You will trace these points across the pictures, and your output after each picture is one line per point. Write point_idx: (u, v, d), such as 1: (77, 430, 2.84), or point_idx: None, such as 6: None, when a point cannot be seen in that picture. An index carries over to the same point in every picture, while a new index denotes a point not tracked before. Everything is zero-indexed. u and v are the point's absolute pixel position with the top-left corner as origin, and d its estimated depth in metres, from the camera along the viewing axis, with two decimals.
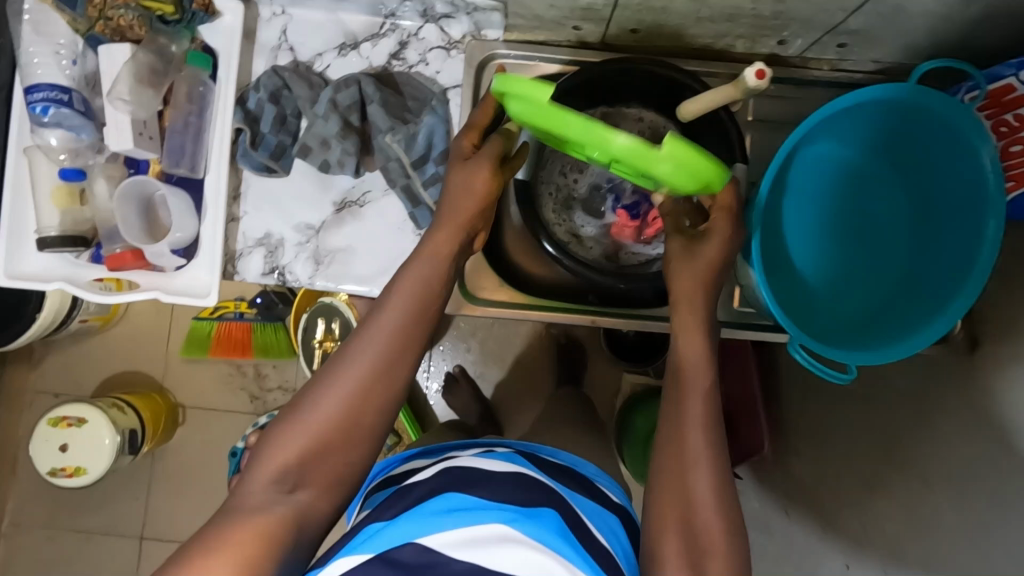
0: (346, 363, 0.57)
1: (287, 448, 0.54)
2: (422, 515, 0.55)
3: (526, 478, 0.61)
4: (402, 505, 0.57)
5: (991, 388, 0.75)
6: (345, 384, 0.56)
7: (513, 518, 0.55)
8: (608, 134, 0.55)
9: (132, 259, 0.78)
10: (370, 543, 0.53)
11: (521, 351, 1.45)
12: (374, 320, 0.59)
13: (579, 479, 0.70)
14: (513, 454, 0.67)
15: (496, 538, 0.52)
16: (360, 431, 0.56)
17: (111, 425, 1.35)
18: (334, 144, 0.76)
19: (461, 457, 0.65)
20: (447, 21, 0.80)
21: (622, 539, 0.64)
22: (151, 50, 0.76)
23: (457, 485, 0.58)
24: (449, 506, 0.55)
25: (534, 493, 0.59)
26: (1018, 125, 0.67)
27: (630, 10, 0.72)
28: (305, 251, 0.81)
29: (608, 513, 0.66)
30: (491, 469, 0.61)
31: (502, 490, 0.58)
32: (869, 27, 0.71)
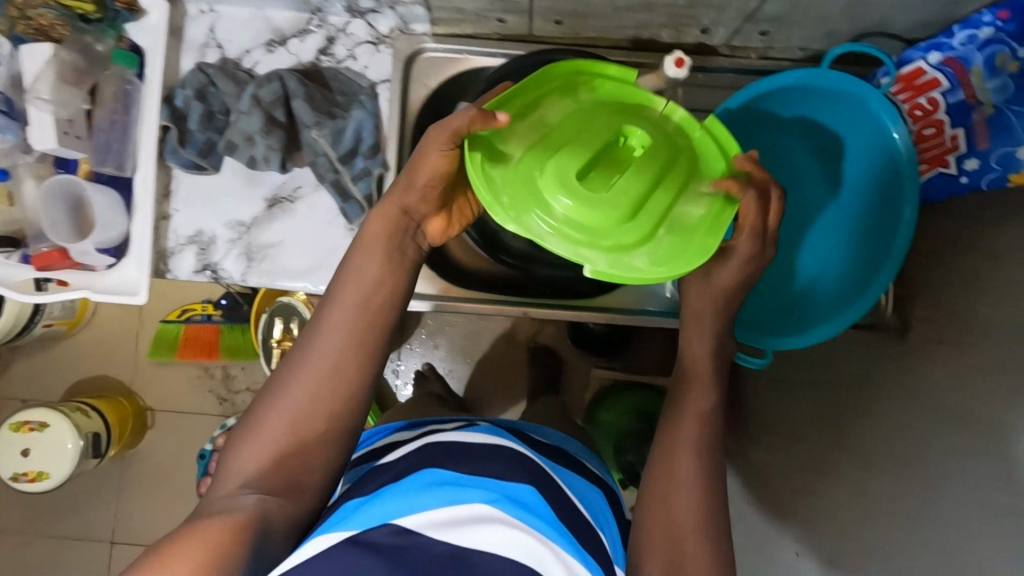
0: (319, 358, 0.55)
1: (266, 445, 0.53)
2: (406, 492, 0.53)
3: (506, 454, 0.60)
4: (385, 483, 0.56)
5: (919, 373, 0.73)
6: (316, 381, 0.55)
7: (496, 498, 0.53)
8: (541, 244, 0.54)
9: (60, 257, 0.78)
10: (352, 520, 0.51)
11: (491, 347, 1.41)
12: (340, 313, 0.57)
13: (562, 454, 0.72)
14: (497, 429, 0.67)
15: (477, 516, 0.51)
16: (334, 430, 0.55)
17: (74, 430, 1.33)
18: (258, 140, 0.76)
19: (444, 430, 0.64)
20: (374, 16, 0.80)
21: (604, 513, 0.66)
22: (75, 49, 0.77)
23: (442, 462, 0.57)
24: (433, 482, 0.54)
25: (522, 471, 0.58)
26: (932, 108, 0.68)
27: (548, 1, 0.73)
28: (237, 247, 0.81)
29: (591, 491, 0.67)
30: (476, 446, 0.60)
31: (489, 470, 0.57)
32: (785, 14, 0.71)
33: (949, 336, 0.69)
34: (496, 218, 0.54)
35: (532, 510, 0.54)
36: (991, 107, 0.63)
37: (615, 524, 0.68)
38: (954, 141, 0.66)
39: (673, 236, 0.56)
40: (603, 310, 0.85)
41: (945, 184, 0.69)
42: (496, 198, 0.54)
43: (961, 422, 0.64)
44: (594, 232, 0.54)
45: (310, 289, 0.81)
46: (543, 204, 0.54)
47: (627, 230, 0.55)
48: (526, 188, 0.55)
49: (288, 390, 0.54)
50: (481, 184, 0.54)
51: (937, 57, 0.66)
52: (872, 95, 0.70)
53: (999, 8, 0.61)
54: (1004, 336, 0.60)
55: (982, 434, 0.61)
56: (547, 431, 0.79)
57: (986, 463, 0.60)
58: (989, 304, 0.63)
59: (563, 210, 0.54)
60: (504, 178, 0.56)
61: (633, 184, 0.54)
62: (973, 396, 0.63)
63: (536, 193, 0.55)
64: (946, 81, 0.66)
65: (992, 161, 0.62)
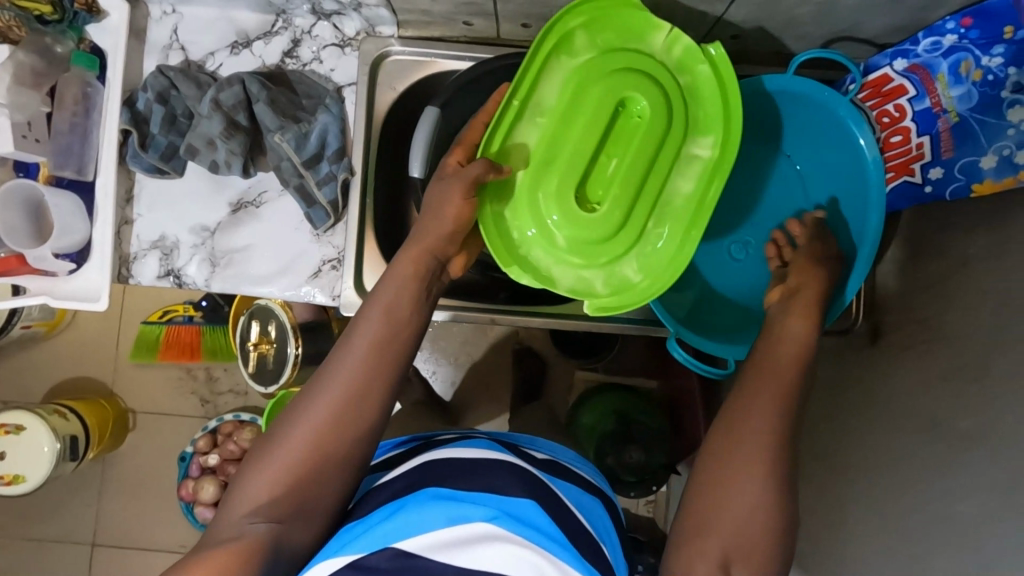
0: (325, 385, 0.54)
1: (264, 476, 0.52)
2: (409, 511, 0.52)
3: (518, 471, 0.60)
4: (392, 500, 0.55)
5: (887, 376, 0.71)
6: (323, 408, 0.53)
7: (497, 515, 0.52)
8: (551, 284, 0.68)
9: (18, 264, 0.77)
10: (358, 543, 0.50)
11: (474, 348, 1.39)
12: (351, 337, 0.57)
13: (558, 466, 0.71)
14: (493, 442, 0.66)
15: (479, 537, 0.50)
16: (329, 466, 0.53)
17: (50, 432, 1.29)
18: (219, 144, 0.75)
19: (440, 447, 0.63)
20: (339, 18, 0.79)
21: (606, 524, 0.67)
22: (33, 50, 0.75)
23: (446, 478, 0.56)
24: (435, 499, 0.53)
25: (521, 485, 0.57)
26: (899, 115, 0.66)
27: (514, 5, 0.72)
28: (201, 253, 0.80)
29: (590, 499, 0.68)
30: (478, 461, 0.59)
31: (497, 486, 0.56)
32: (753, 18, 0.70)
33: (914, 344, 0.68)
34: (507, 268, 0.67)
35: (541, 527, 0.53)
36: (955, 115, 0.63)
37: (615, 532, 0.70)
38: (920, 149, 0.66)
39: (668, 227, 0.67)
40: (572, 318, 0.82)
41: (908, 193, 0.68)
42: (508, 241, 0.68)
43: (927, 429, 0.63)
44: (591, 254, 0.68)
45: (275, 295, 0.80)
46: (546, 229, 0.68)
47: (618, 245, 0.67)
48: (530, 211, 0.68)
49: (304, 414, 0.53)
50: (494, 238, 0.67)
51: (902, 64, 0.65)
52: (831, 99, 0.68)
53: (962, 15, 0.60)
54: (971, 344, 0.60)
55: (947, 442, 0.60)
56: (542, 440, 0.78)
57: (952, 471, 0.59)
58: (958, 311, 0.62)
59: (563, 236, 0.67)
60: (513, 214, 0.68)
61: (621, 198, 0.66)
62: (938, 403, 0.63)
63: (540, 222, 0.68)
64: (912, 88, 0.65)
65: (955, 170, 0.62)
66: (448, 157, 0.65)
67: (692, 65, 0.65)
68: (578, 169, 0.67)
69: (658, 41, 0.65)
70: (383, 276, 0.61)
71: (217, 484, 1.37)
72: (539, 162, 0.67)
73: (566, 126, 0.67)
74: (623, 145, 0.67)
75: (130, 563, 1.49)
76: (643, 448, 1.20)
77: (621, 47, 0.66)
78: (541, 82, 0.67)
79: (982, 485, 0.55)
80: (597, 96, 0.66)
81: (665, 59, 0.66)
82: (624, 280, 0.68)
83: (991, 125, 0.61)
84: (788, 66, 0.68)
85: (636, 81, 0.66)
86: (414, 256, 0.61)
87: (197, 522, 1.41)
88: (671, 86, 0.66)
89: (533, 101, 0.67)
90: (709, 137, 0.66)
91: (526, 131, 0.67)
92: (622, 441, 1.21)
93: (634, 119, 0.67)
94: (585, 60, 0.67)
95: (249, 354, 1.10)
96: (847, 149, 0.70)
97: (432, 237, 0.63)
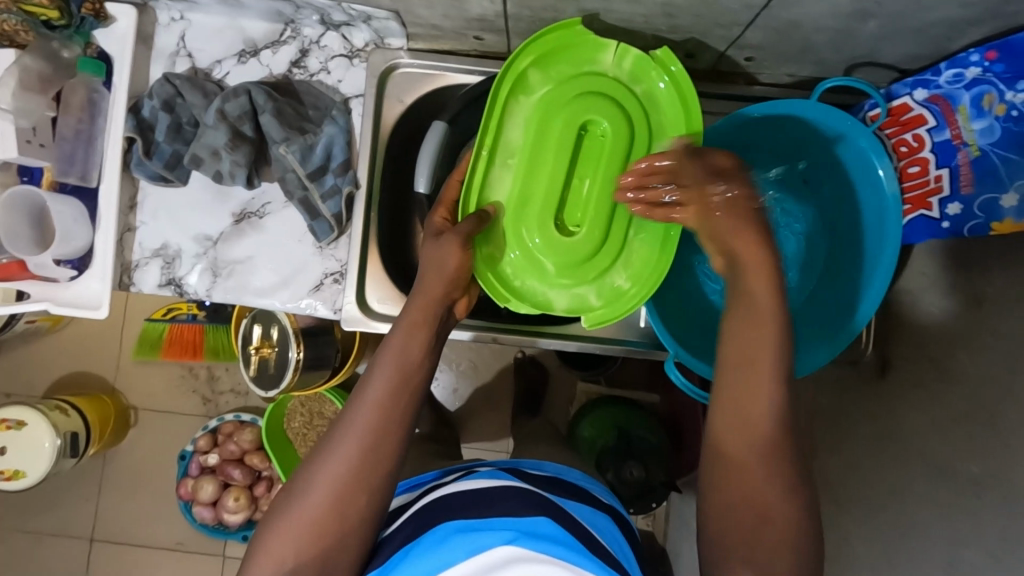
0: (336, 443, 0.56)
1: (287, 537, 0.54)
2: (433, 548, 0.54)
3: (529, 493, 0.60)
4: (407, 542, 0.57)
5: (894, 410, 0.69)
6: (336, 466, 0.55)
7: (515, 536, 0.53)
8: (548, 308, 0.68)
9: (19, 270, 0.77)
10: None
11: (477, 357, 1.38)
12: (361, 396, 0.57)
13: (567, 486, 0.71)
14: (497, 471, 0.67)
15: (504, 560, 0.51)
16: (349, 517, 0.55)
17: (51, 429, 1.29)
18: (224, 155, 0.75)
19: (448, 485, 0.64)
20: (349, 29, 0.78)
21: (618, 539, 0.66)
22: (40, 56, 0.75)
23: (459, 509, 0.58)
24: (455, 529, 0.55)
25: (530, 504, 0.58)
26: (917, 146, 0.65)
27: (525, 22, 0.71)
28: (202, 262, 0.80)
29: (602, 518, 0.67)
30: (490, 489, 0.60)
31: (513, 508, 0.57)
32: (769, 42, 0.68)
33: (924, 381, 0.66)
34: (501, 301, 0.67)
35: (559, 541, 0.54)
36: (977, 149, 0.60)
37: (631, 551, 0.68)
38: (938, 182, 0.64)
39: (646, 233, 0.67)
40: (574, 337, 0.81)
41: (925, 227, 0.65)
42: (499, 273, 0.68)
43: (932, 470, 0.62)
44: (579, 272, 0.67)
45: (276, 306, 0.80)
46: (532, 257, 0.67)
47: (602, 259, 0.67)
48: (513, 240, 0.67)
49: (321, 470, 0.55)
50: (487, 275, 0.67)
51: (923, 93, 0.64)
52: (846, 126, 0.67)
53: (986, 48, 0.58)
54: (980, 387, 0.58)
55: (953, 486, 0.59)
56: (548, 462, 0.77)
57: (957, 516, 0.58)
58: (968, 352, 0.61)
59: (552, 262, 0.67)
60: (499, 249, 0.67)
61: (599, 214, 0.66)
62: (949, 444, 0.61)
63: (528, 251, 0.67)
64: (932, 118, 0.63)
65: (974, 208, 0.60)
66: (431, 215, 0.66)
67: (648, 75, 0.66)
68: (554, 193, 0.66)
69: (609, 59, 0.66)
70: (392, 326, 0.61)
71: (217, 483, 1.38)
72: (515, 195, 0.67)
73: (538, 157, 0.66)
74: (593, 161, 0.67)
75: (128, 559, 1.49)
76: (642, 464, 1.18)
77: (576, 74, 0.66)
78: (506, 124, 0.66)
79: (990, 534, 0.54)
80: (562, 122, 0.66)
81: (618, 74, 0.67)
82: (614, 289, 0.68)
83: (1012, 161, 0.58)
84: (812, 92, 0.66)
85: (597, 100, 0.66)
86: (423, 304, 0.61)
87: (195, 521, 1.41)
88: (630, 99, 0.66)
89: (500, 144, 0.67)
90: (673, 140, 0.66)
91: (499, 175, 0.67)
92: (621, 457, 1.18)
93: (599, 137, 0.67)
94: (543, 93, 0.66)
95: (250, 358, 1.09)
96: (864, 178, 0.68)
97: (436, 278, 0.62)
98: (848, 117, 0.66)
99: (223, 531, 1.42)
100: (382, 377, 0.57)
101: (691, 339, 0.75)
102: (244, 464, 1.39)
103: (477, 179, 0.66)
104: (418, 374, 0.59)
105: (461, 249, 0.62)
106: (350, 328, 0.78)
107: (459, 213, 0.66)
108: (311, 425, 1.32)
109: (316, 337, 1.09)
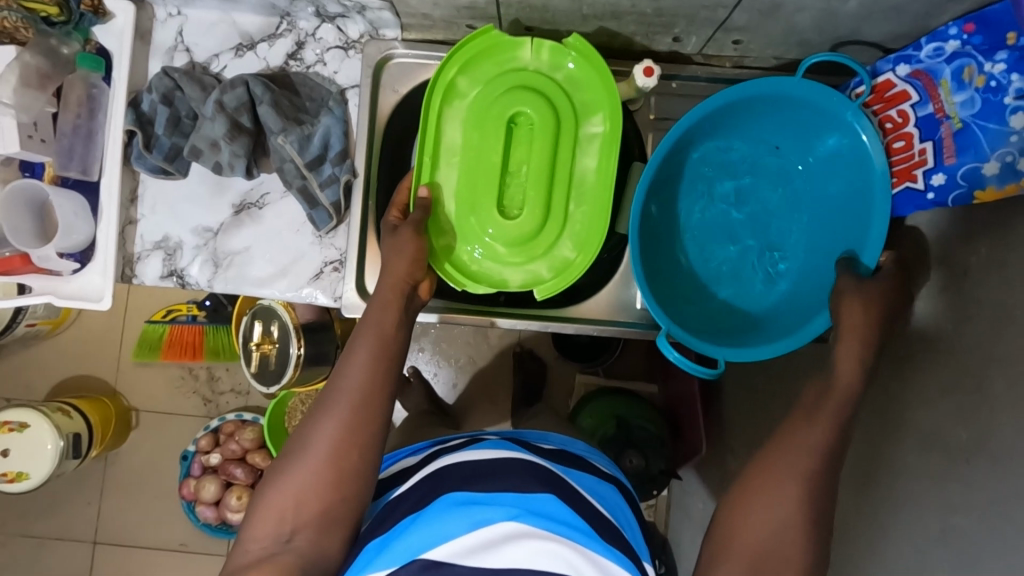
0: (331, 411, 0.59)
1: (285, 499, 0.56)
2: (433, 520, 0.55)
3: (532, 465, 0.63)
4: (413, 510, 0.58)
5: (882, 384, 0.71)
6: (333, 424, 0.59)
7: (519, 513, 0.55)
8: (504, 284, 0.74)
9: (22, 264, 0.78)
10: (385, 558, 0.54)
11: (477, 350, 1.40)
12: (345, 372, 0.61)
13: (571, 456, 0.72)
14: (503, 442, 0.69)
15: (506, 536, 0.53)
16: (353, 481, 0.58)
17: (54, 430, 1.30)
18: (223, 146, 0.76)
19: (452, 454, 0.66)
20: (343, 21, 0.79)
21: (625, 512, 0.68)
22: (40, 51, 0.76)
23: (464, 482, 0.60)
24: (457, 501, 0.57)
25: (534, 479, 0.60)
26: (902, 120, 0.66)
27: (515, 8, 0.72)
28: (203, 254, 0.81)
29: (607, 488, 0.70)
30: (494, 461, 0.62)
31: (520, 486, 0.59)
32: (755, 24, 0.70)
33: (913, 354, 0.67)
34: (463, 285, 0.74)
35: (564, 518, 0.56)
36: (959, 122, 0.61)
37: (637, 521, 0.71)
38: (922, 155, 0.64)
39: (586, 204, 0.74)
40: (573, 320, 0.81)
41: (910, 199, 0.67)
42: (457, 262, 0.74)
43: (924, 441, 0.63)
44: (528, 249, 0.74)
45: (276, 296, 0.81)
46: (487, 245, 0.74)
47: (547, 233, 0.73)
48: (466, 230, 0.74)
49: (319, 431, 0.58)
50: (442, 261, 0.74)
51: (906, 69, 0.65)
52: (832, 99, 0.68)
53: (964, 21, 0.61)
54: (970, 356, 0.59)
55: (941, 454, 0.60)
56: (551, 434, 0.79)
57: (947, 485, 0.59)
58: (956, 324, 0.61)
59: (501, 244, 0.73)
60: (455, 238, 0.74)
61: (540, 194, 0.72)
62: (934, 410, 0.62)
63: (479, 236, 0.74)
64: (916, 93, 0.65)
65: (958, 177, 0.60)
66: (386, 214, 0.73)
67: (563, 63, 0.73)
68: (493, 183, 0.73)
69: (526, 56, 0.73)
70: (366, 307, 0.66)
71: (219, 483, 1.38)
72: (464, 191, 0.73)
73: (477, 152, 0.73)
74: (526, 150, 0.73)
75: (132, 561, 1.49)
76: (642, 453, 1.19)
77: (502, 72, 0.73)
78: (445, 127, 0.74)
79: (984, 498, 0.55)
80: (495, 116, 0.72)
81: (538, 66, 0.73)
82: (564, 260, 0.74)
83: (992, 131, 0.59)
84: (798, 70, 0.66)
85: (524, 91, 0.72)
86: (392, 284, 0.66)
87: (198, 520, 1.42)
88: (553, 88, 0.73)
89: (441, 147, 0.74)
90: (598, 114, 0.73)
91: (447, 174, 0.74)
92: (621, 446, 1.19)
93: (531, 125, 0.73)
94: (473, 96, 0.74)
95: (251, 354, 1.09)
96: (846, 151, 0.71)
97: (401, 259, 0.68)
98: (838, 93, 0.68)
99: (225, 530, 1.42)
100: (366, 345, 0.62)
101: (684, 321, 0.77)
102: (245, 463, 1.38)
103: (425, 183, 0.73)
104: (397, 339, 0.64)
105: (416, 238, 0.69)
106: (352, 315, 0.79)
107: (395, 217, 0.73)
108: None
109: (316, 332, 1.10)
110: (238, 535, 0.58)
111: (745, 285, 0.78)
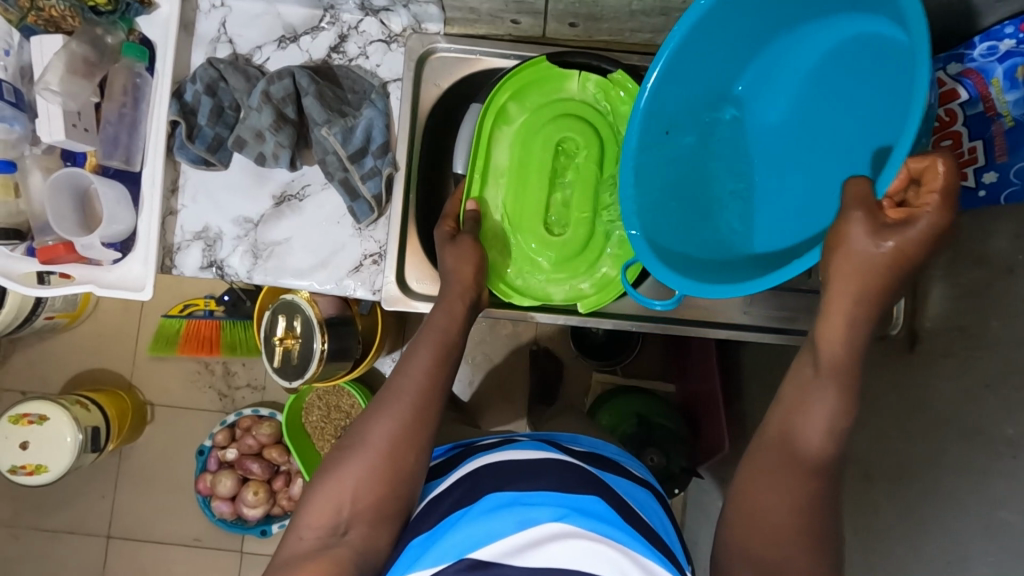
0: (385, 411, 0.60)
1: (338, 491, 0.57)
2: (479, 519, 0.55)
3: (573, 467, 0.62)
4: (457, 508, 0.58)
5: (920, 379, 0.69)
6: (390, 419, 0.59)
7: (565, 514, 0.55)
8: (549, 297, 0.74)
9: (66, 250, 0.77)
10: (431, 555, 0.54)
11: (496, 348, 1.39)
12: (404, 374, 0.63)
13: (605, 460, 0.72)
14: (539, 443, 0.68)
15: (553, 535, 0.52)
16: (398, 473, 0.58)
17: (73, 423, 1.29)
18: (268, 136, 0.76)
19: (491, 453, 0.66)
20: (387, 14, 0.80)
21: (661, 517, 0.67)
22: (84, 40, 0.77)
23: (507, 482, 0.59)
24: (501, 502, 0.57)
25: (577, 482, 0.60)
26: (949, 120, 0.67)
27: (563, 3, 0.72)
28: (243, 244, 0.81)
29: (642, 493, 0.69)
30: (535, 462, 0.62)
31: (562, 485, 0.59)
32: None
33: (955, 350, 0.65)
34: (516, 298, 0.74)
35: (608, 520, 0.56)
36: (1011, 120, 0.62)
37: (673, 529, 0.69)
38: (972, 154, 0.65)
39: None
40: (610, 315, 0.78)
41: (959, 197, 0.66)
42: (504, 278, 0.75)
43: (964, 435, 0.62)
44: (572, 266, 0.74)
45: (315, 287, 0.80)
46: (534, 260, 0.74)
47: (589, 252, 0.74)
48: (512, 247, 0.74)
49: (377, 426, 0.59)
50: (493, 275, 0.74)
51: (957, 68, 0.66)
52: None
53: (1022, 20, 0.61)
54: (1017, 351, 0.57)
55: (986, 449, 0.59)
56: (582, 437, 0.78)
57: (991, 480, 0.58)
58: (1001, 319, 0.60)
59: (546, 260, 0.74)
60: (498, 241, 0.75)
61: (584, 215, 0.73)
62: (975, 408, 0.61)
63: (525, 252, 0.74)
64: (965, 93, 0.65)
65: (1012, 175, 0.61)
66: (439, 224, 0.73)
67: (609, 95, 0.74)
68: (540, 205, 0.74)
69: (573, 86, 0.74)
70: (434, 305, 0.68)
71: (235, 477, 1.38)
72: (511, 209, 0.74)
73: (524, 175, 0.74)
74: (573, 174, 0.74)
75: (146, 555, 1.49)
76: (662, 450, 1.20)
77: (550, 101, 0.74)
78: (494, 143, 0.75)
79: None
80: (541, 142, 0.74)
81: (584, 98, 0.74)
82: (606, 276, 0.74)
83: None
84: None
85: (571, 121, 0.74)
86: (457, 294, 0.68)
87: (213, 516, 1.41)
88: (598, 120, 0.74)
89: (490, 167, 0.75)
90: None
91: (494, 192, 0.75)
92: (642, 444, 1.19)
93: (575, 152, 0.74)
94: (521, 121, 0.74)
95: (274, 348, 1.07)
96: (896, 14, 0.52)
97: (469, 266, 0.69)
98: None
99: (240, 526, 1.41)
100: (427, 350, 0.64)
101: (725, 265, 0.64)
102: (261, 459, 1.39)
103: (473, 197, 0.74)
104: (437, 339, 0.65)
105: (476, 245, 0.70)
106: (392, 310, 0.79)
107: (449, 224, 0.73)
108: (328, 419, 1.32)
109: (340, 328, 1.09)
110: (291, 522, 0.58)
111: (803, 199, 0.62)
